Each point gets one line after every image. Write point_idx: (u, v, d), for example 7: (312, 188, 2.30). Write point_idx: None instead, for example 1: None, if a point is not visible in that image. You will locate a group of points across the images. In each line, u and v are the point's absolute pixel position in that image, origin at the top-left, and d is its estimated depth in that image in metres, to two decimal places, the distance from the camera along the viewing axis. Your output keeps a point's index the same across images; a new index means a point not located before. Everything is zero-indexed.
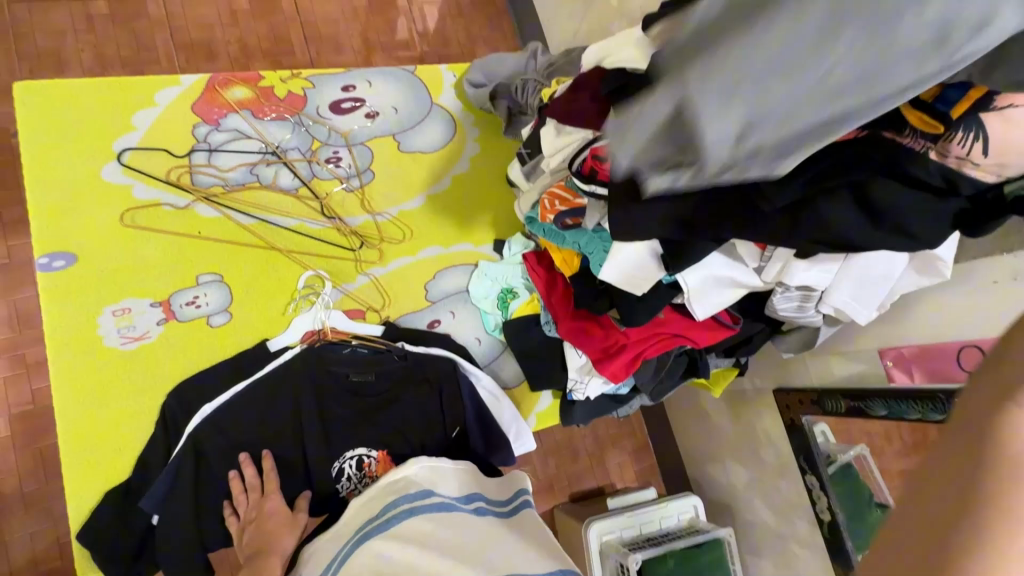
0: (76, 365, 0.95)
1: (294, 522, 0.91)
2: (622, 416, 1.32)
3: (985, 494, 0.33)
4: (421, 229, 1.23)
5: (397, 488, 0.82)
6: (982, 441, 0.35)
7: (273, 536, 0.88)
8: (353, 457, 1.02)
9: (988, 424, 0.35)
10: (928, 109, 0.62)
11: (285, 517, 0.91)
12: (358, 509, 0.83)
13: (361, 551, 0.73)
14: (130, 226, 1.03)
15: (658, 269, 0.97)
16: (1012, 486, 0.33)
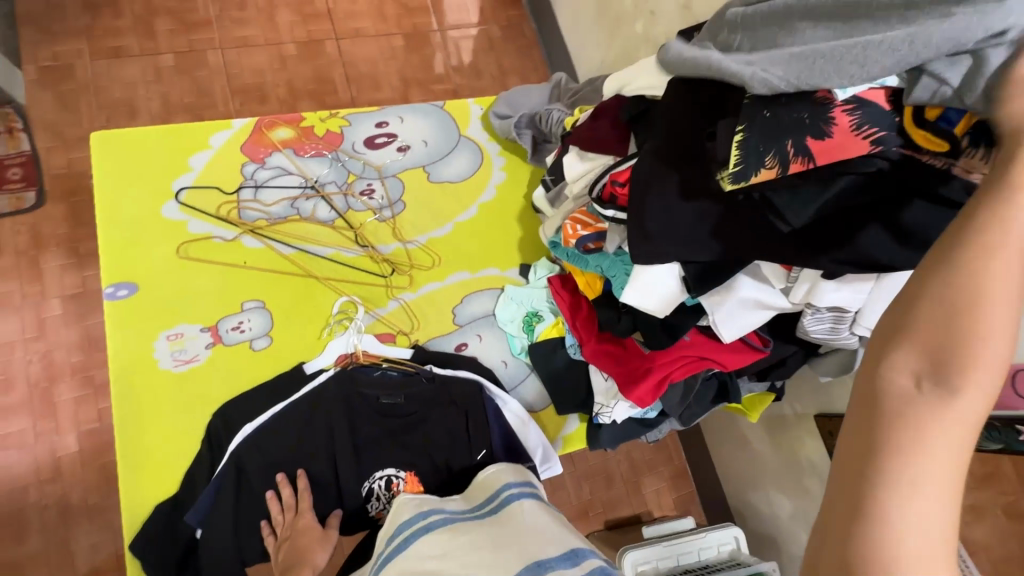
0: (134, 386, 1.04)
1: (326, 538, 0.97)
2: (652, 441, 1.29)
3: (894, 472, 0.48)
4: (449, 255, 1.28)
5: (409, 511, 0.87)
6: (888, 434, 0.49)
7: (306, 551, 0.94)
8: (383, 477, 1.06)
9: (888, 420, 0.50)
10: (931, 128, 0.64)
11: (316, 532, 0.96)
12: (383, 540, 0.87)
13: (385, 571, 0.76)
14: (184, 258, 1.12)
15: (681, 291, 0.98)
16: (904, 461, 0.48)
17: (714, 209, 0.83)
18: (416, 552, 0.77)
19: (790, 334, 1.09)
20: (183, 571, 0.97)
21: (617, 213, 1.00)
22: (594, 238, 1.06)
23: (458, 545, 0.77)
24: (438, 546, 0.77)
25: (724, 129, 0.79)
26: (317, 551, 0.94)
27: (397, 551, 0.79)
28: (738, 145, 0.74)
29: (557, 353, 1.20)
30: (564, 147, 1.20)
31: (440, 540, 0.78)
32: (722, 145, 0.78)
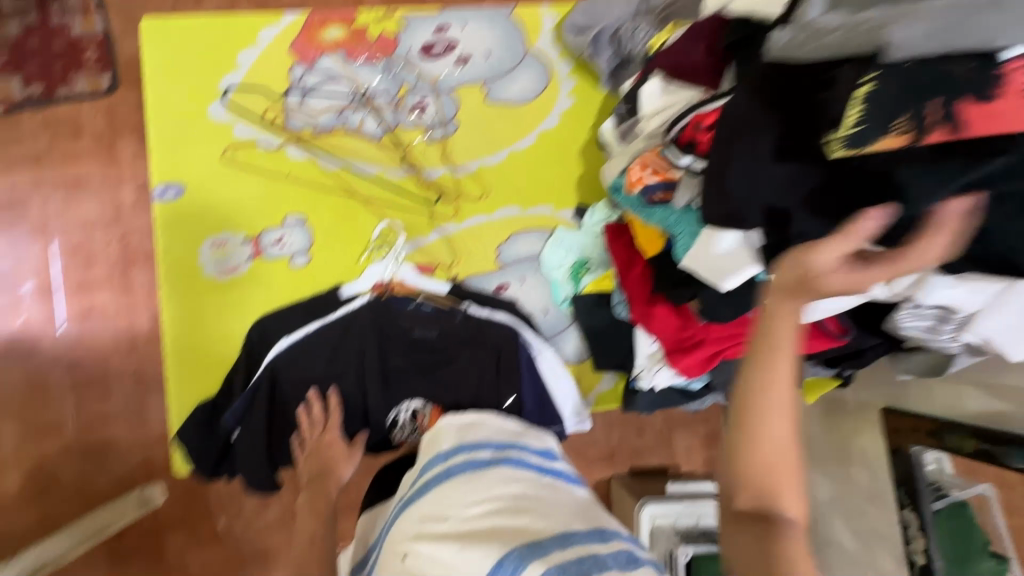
0: (182, 289, 1.07)
1: (349, 455, 1.01)
2: (693, 409, 1.22)
3: None
4: (499, 187, 1.17)
5: (432, 449, 0.84)
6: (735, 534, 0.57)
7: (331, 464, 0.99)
8: (409, 408, 1.06)
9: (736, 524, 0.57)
10: None
11: (338, 446, 1.00)
12: (407, 473, 0.87)
13: (405, 518, 0.74)
14: (229, 163, 1.09)
15: (751, 265, 0.83)
16: None
17: (815, 175, 0.67)
18: (436, 500, 0.74)
19: (874, 326, 0.95)
20: (222, 465, 1.04)
21: (695, 161, 0.85)
22: (663, 188, 0.92)
23: (482, 497, 0.73)
24: (460, 495, 0.73)
25: (846, 80, 0.64)
26: (341, 467, 0.99)
27: (419, 494, 0.77)
28: (863, 96, 0.61)
29: (601, 308, 1.11)
30: (646, 72, 1.02)
31: (463, 487, 0.75)
32: (836, 103, 0.64)
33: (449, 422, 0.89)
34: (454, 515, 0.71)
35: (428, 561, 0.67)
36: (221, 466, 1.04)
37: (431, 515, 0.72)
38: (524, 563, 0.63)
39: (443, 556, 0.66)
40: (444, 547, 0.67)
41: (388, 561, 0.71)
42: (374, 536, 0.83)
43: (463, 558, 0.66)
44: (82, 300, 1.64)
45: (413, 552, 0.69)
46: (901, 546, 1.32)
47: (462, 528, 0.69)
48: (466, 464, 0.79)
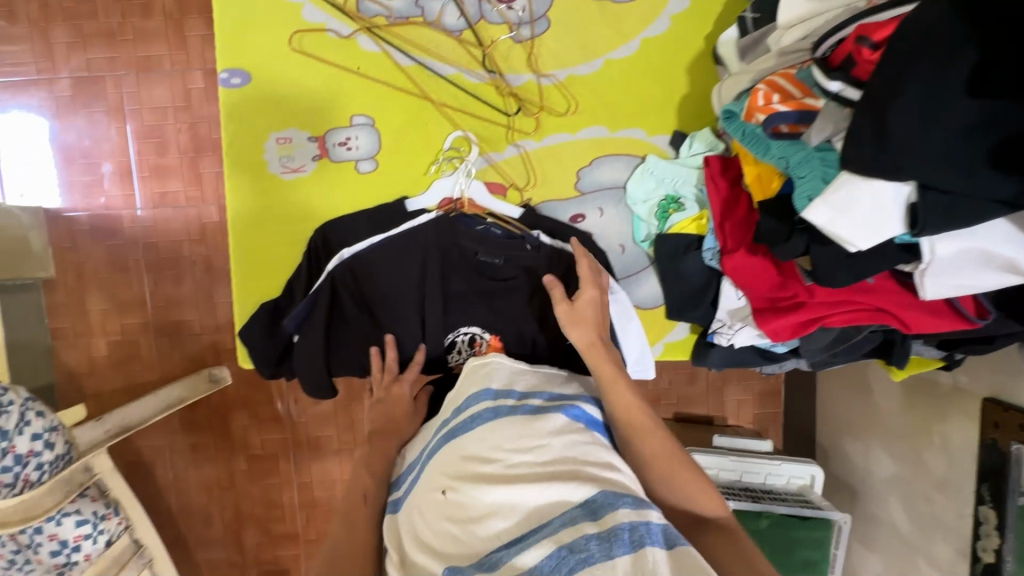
0: (246, 186, 1.02)
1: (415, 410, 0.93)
2: (767, 372, 1.13)
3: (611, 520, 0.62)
4: (590, 102, 1.02)
5: (479, 384, 0.82)
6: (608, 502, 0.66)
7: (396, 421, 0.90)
8: (467, 334, 1.02)
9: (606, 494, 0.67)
10: None
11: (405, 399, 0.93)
12: (451, 400, 0.85)
13: (450, 449, 0.74)
14: (298, 51, 1.00)
15: (899, 225, 0.69)
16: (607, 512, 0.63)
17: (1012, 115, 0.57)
18: (483, 438, 0.72)
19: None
20: (281, 365, 1.05)
21: (846, 90, 0.69)
22: (794, 119, 0.76)
23: (529, 444, 0.70)
24: (506, 438, 0.71)
25: None
26: (401, 414, 0.92)
27: (462, 428, 0.76)
28: None
29: (689, 254, 1.00)
30: None
31: (509, 431, 0.72)
32: None
33: (499, 359, 0.86)
34: (498, 459, 0.69)
35: (467, 499, 0.67)
36: (280, 366, 1.05)
37: (474, 455, 0.71)
38: (573, 520, 0.60)
39: (484, 497, 0.66)
40: (485, 489, 0.66)
41: (428, 490, 0.72)
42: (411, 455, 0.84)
43: (505, 503, 0.65)
44: (157, 186, 1.79)
45: (452, 487, 0.69)
46: (966, 540, 1.22)
47: (507, 473, 0.68)
48: (514, 407, 0.77)
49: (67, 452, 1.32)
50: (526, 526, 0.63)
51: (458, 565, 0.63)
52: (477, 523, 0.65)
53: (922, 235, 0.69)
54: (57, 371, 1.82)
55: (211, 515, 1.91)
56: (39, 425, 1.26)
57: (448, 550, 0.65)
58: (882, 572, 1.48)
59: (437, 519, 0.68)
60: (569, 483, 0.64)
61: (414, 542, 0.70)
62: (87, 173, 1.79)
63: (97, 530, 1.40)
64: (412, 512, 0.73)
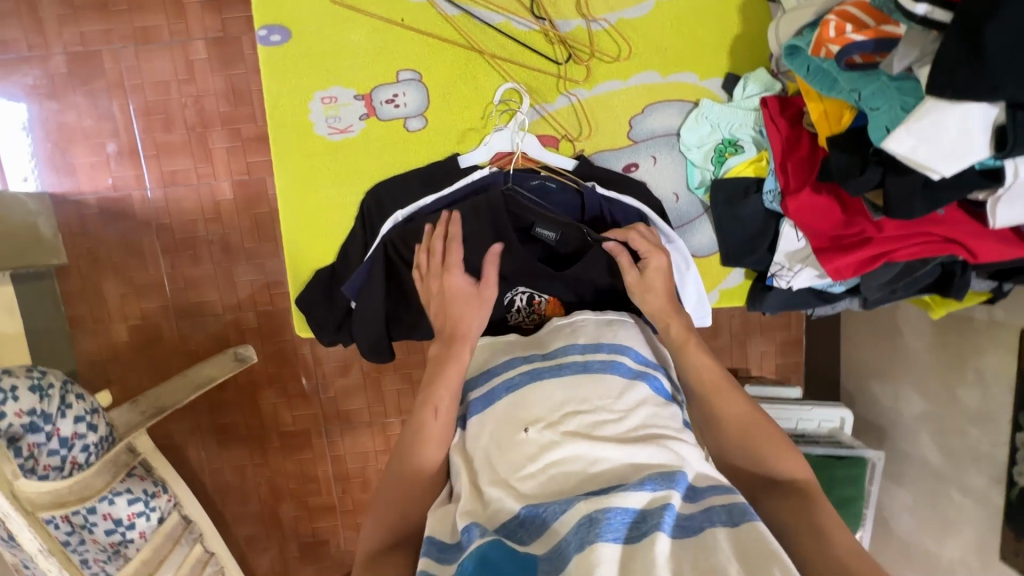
0: (292, 148, 0.99)
1: (481, 300, 0.82)
2: (816, 316, 1.14)
3: None
4: (642, 46, 1.00)
5: (566, 336, 0.78)
6: None
7: (459, 318, 0.80)
8: (524, 292, 0.94)
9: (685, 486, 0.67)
10: None
11: (469, 292, 0.83)
12: (525, 343, 0.81)
13: (532, 390, 0.70)
14: (337, 3, 0.96)
15: (982, 148, 0.70)
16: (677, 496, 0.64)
17: None
18: (570, 389, 0.69)
19: None
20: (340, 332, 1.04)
21: (933, 13, 0.66)
22: (871, 48, 0.75)
23: (618, 405, 0.68)
24: (596, 393, 0.69)
25: None
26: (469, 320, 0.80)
27: (549, 371, 0.72)
28: None
29: (748, 197, 1.00)
30: None
31: (601, 388, 0.69)
32: None
33: (586, 316, 0.82)
34: (588, 413, 0.67)
35: (553, 441, 0.64)
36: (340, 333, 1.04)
37: (560, 403, 0.68)
38: (657, 483, 0.58)
39: (565, 446, 0.64)
40: (572, 439, 0.64)
41: (506, 420, 0.68)
42: (474, 376, 0.79)
43: (589, 456, 0.63)
44: (166, 164, 1.74)
45: (537, 425, 0.66)
46: (1001, 467, 1.27)
47: (594, 429, 0.66)
48: (604, 362, 0.73)
49: (109, 433, 1.31)
50: (604, 483, 0.61)
51: (533, 501, 0.61)
52: (559, 467, 0.63)
53: (1008, 157, 0.70)
54: (79, 358, 1.79)
55: (248, 492, 1.93)
56: (81, 407, 1.24)
57: (522, 483, 0.63)
58: (913, 505, 1.54)
59: (513, 453, 0.65)
60: (654, 453, 0.63)
61: (480, 463, 0.67)
62: (92, 154, 1.73)
63: (149, 507, 1.39)
64: (477, 434, 0.69)
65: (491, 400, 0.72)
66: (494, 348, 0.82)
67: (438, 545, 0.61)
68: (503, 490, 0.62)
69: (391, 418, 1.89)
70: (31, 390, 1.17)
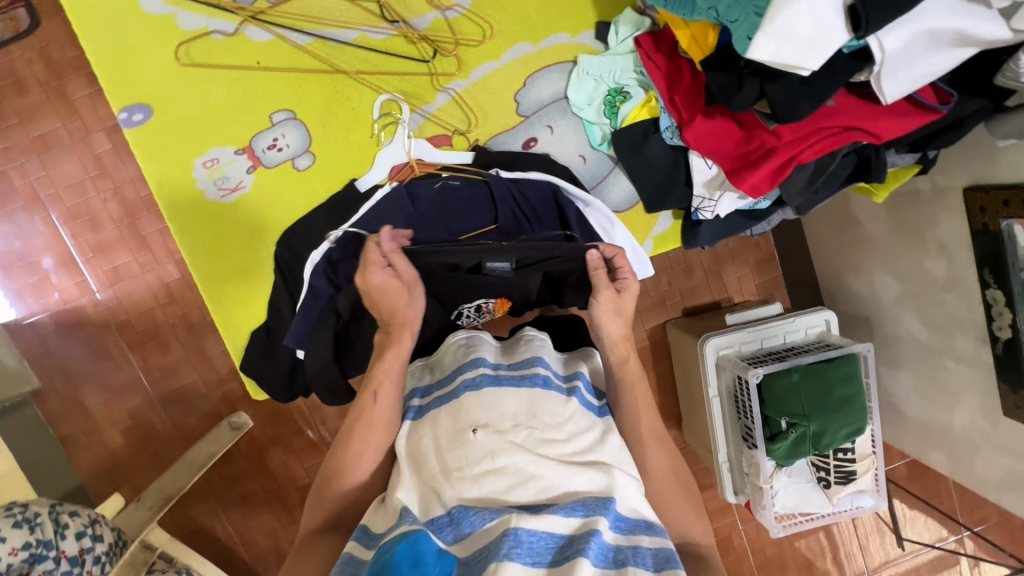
0: (189, 222, 0.97)
1: (408, 285, 0.76)
2: (756, 234, 1.14)
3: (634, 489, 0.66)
4: (505, 20, 0.99)
5: (533, 350, 0.76)
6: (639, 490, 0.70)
7: (392, 309, 0.76)
8: (472, 304, 0.92)
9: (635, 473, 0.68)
10: None
11: (394, 282, 0.76)
12: (491, 348, 0.78)
13: (490, 394, 0.67)
14: (188, 65, 0.94)
15: (841, 34, 0.68)
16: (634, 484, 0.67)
17: None
18: (526, 403, 0.67)
19: (984, 85, 0.82)
20: (295, 384, 1.03)
21: None
22: None
23: (569, 426, 0.67)
24: (547, 411, 0.67)
25: None
26: (399, 301, 0.76)
27: (512, 381, 0.69)
28: None
29: (650, 139, 0.98)
30: None
31: (556, 407, 0.68)
32: None
33: (547, 337, 0.81)
34: (538, 428, 0.65)
35: (498, 447, 0.62)
36: (295, 384, 1.03)
37: (514, 413, 0.66)
38: (588, 508, 0.58)
39: (508, 455, 0.62)
40: (518, 450, 0.62)
41: (455, 420, 0.66)
42: (443, 374, 0.76)
43: (529, 471, 0.61)
44: (105, 263, 1.72)
45: (486, 428, 0.64)
46: (983, 327, 1.26)
47: (539, 444, 0.64)
48: (565, 389, 0.72)
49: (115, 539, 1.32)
50: (536, 500, 0.60)
51: (466, 503, 0.60)
52: (497, 476, 0.61)
53: (868, 35, 0.69)
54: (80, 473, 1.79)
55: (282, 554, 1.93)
56: (79, 523, 1.21)
57: (459, 482, 0.61)
58: (915, 385, 1.54)
59: (458, 452, 0.63)
60: (593, 477, 0.62)
61: (422, 454, 0.66)
62: (30, 274, 1.70)
63: None
64: (426, 433, 0.67)
65: (448, 398, 0.70)
66: (469, 343, 0.78)
67: (368, 535, 0.63)
68: (440, 487, 0.62)
69: None
70: (17, 526, 1.09)
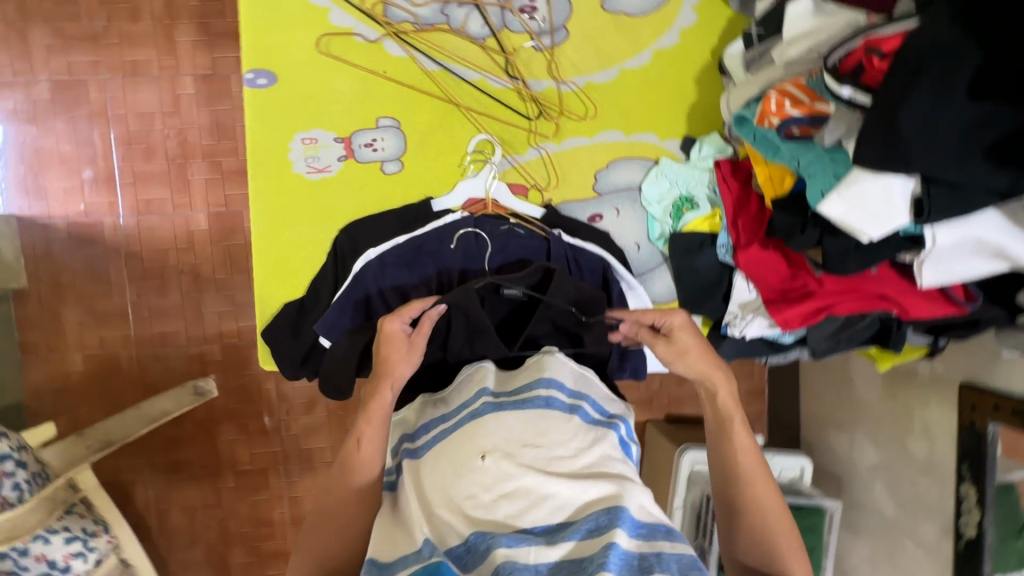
0: (269, 185, 1.03)
1: (411, 346, 0.82)
2: (770, 363, 1.21)
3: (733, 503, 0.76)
4: (607, 107, 1.09)
5: (533, 372, 0.78)
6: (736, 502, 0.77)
7: (386, 358, 0.81)
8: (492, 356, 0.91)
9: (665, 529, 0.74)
10: None
11: (401, 335, 0.82)
12: (495, 374, 0.80)
13: (494, 420, 0.70)
14: (324, 53, 1.02)
15: (903, 217, 0.78)
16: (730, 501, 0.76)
17: (1010, 118, 0.66)
18: (532, 425, 0.70)
19: (1005, 296, 0.91)
20: (305, 365, 1.04)
21: (856, 95, 0.75)
22: (807, 122, 0.85)
23: (576, 444, 0.69)
24: (552, 430, 0.70)
25: None
26: (399, 365, 0.80)
27: (515, 406, 0.72)
28: None
29: (704, 249, 1.08)
30: None
31: (562, 427, 0.70)
32: None
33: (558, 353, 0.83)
34: (543, 448, 0.68)
35: (507, 473, 0.65)
36: (305, 366, 1.04)
37: (519, 434, 0.69)
38: (603, 523, 0.61)
39: (520, 477, 0.65)
40: (528, 471, 0.65)
41: (460, 448, 0.68)
42: (447, 407, 0.77)
43: (542, 491, 0.64)
44: (141, 193, 1.74)
45: (494, 453, 0.66)
46: (950, 519, 1.29)
47: (547, 464, 0.67)
48: (568, 408, 0.74)
49: (41, 470, 1.28)
50: (551, 517, 0.63)
51: (483, 528, 0.62)
52: (511, 498, 0.64)
53: (924, 224, 0.79)
54: (27, 388, 1.71)
55: (195, 536, 1.81)
56: (4, 445, 1.20)
57: (474, 510, 0.64)
58: (871, 557, 1.55)
59: (467, 480, 0.65)
60: (603, 488, 0.65)
61: (430, 484, 0.67)
62: (66, 180, 1.72)
63: (86, 548, 1.32)
64: (436, 464, 0.68)
65: (455, 426, 0.72)
66: (470, 373, 0.80)
67: (378, 566, 0.64)
68: (453, 516, 0.64)
69: None
70: None
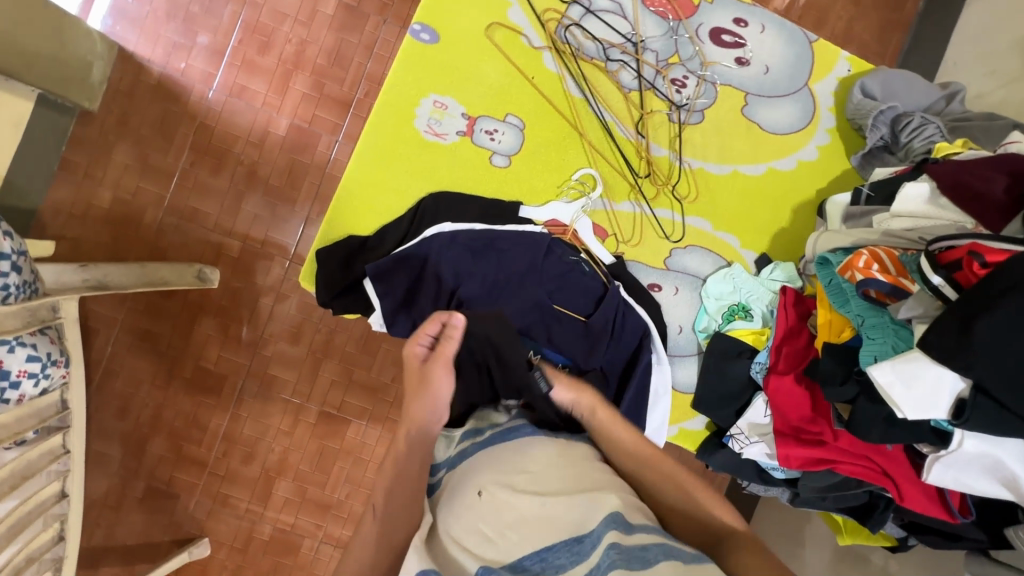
0: (387, 127, 1.07)
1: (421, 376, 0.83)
2: (749, 490, 1.23)
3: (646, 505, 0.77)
4: (707, 196, 1.15)
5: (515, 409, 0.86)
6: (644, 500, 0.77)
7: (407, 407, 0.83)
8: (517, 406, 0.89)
9: None
10: None
11: (413, 363, 0.85)
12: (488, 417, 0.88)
13: (487, 455, 0.76)
14: (488, 38, 1.09)
15: (941, 410, 0.81)
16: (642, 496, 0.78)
17: None
18: (521, 452, 0.75)
19: (993, 524, 0.94)
20: (340, 297, 1.05)
21: (944, 286, 0.80)
22: (886, 290, 0.88)
23: (565, 461, 0.74)
24: (538, 454, 0.75)
25: None
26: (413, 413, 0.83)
27: (503, 438, 0.79)
28: None
29: (740, 359, 1.10)
30: (914, 170, 0.99)
31: (548, 450, 0.76)
32: None
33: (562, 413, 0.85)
34: (530, 474, 0.72)
35: (503, 500, 0.69)
36: (340, 297, 1.05)
37: (510, 463, 0.74)
38: (600, 531, 0.64)
39: (517, 503, 0.68)
40: (522, 495, 0.69)
41: (461, 488, 0.73)
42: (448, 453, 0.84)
43: (541, 510, 0.68)
44: (241, 78, 1.69)
45: (489, 487, 0.70)
46: None
47: (541, 485, 0.71)
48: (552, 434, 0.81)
49: (34, 282, 1.19)
50: (553, 535, 0.66)
51: (490, 564, 0.65)
52: (511, 526, 0.67)
53: (959, 426, 0.81)
54: (41, 204, 1.62)
55: (129, 407, 1.64)
56: (7, 246, 1.12)
57: (483, 546, 0.67)
58: None
59: (468, 516, 0.70)
60: (595, 498, 0.68)
61: (440, 531, 0.72)
62: (180, 35, 1.67)
63: (43, 373, 1.16)
64: (444, 508, 0.74)
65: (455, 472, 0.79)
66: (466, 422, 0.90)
67: None
68: (465, 555, 0.67)
69: (310, 404, 1.67)
70: None
